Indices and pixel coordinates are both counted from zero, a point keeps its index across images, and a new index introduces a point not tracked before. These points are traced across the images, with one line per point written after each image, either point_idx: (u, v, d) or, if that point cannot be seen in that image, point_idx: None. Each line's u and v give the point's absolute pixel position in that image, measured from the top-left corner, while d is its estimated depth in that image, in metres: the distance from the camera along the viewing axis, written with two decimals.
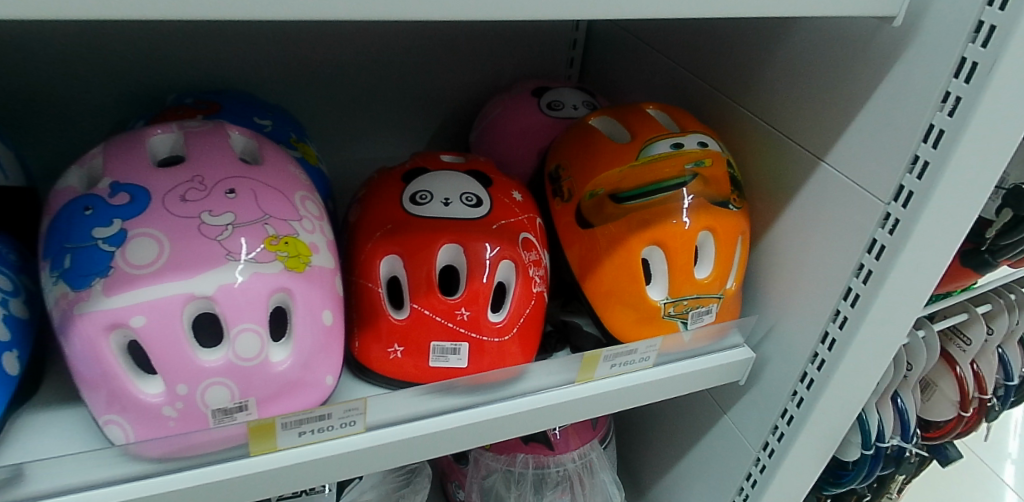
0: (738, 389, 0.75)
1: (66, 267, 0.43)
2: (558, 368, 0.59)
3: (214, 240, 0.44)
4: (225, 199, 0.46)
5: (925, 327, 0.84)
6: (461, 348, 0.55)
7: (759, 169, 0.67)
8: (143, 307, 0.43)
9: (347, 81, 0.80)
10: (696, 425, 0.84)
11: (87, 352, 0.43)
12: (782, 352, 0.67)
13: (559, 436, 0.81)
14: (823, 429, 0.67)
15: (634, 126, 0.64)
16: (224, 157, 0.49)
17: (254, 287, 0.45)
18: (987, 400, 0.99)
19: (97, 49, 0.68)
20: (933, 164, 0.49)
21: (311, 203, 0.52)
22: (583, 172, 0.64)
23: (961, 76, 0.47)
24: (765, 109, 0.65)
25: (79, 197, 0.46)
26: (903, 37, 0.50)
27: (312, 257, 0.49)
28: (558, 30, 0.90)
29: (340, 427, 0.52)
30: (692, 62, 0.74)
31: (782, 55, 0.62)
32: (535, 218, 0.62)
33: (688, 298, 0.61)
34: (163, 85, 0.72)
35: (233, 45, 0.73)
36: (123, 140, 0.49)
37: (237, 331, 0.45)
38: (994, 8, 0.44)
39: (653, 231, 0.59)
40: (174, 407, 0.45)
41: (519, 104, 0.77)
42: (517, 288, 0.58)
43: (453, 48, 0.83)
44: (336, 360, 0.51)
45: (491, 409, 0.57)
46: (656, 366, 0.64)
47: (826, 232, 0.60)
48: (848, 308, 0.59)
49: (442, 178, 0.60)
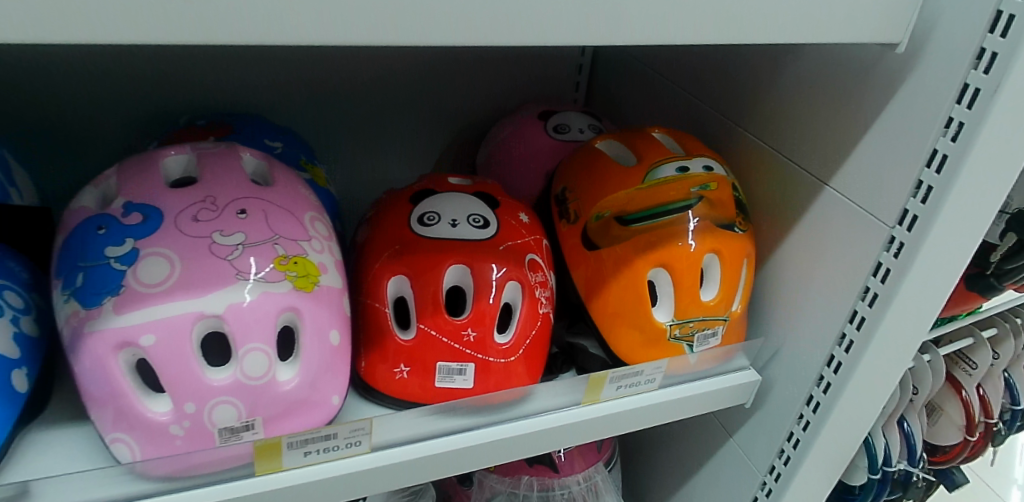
0: (743, 411, 0.75)
1: (78, 285, 0.44)
2: (564, 389, 0.59)
3: (224, 260, 0.45)
4: (236, 219, 0.47)
5: (931, 351, 0.83)
6: (467, 369, 0.55)
7: (764, 192, 0.68)
8: (152, 326, 0.43)
9: (356, 102, 0.81)
10: (701, 448, 0.84)
11: (97, 370, 0.43)
12: (789, 374, 0.67)
13: (564, 458, 0.80)
14: (830, 453, 0.67)
15: (640, 149, 0.65)
16: (236, 178, 0.50)
17: (264, 306, 0.45)
18: (993, 424, 0.98)
19: (113, 72, 0.69)
20: (936, 189, 0.50)
21: (320, 223, 0.52)
22: (589, 194, 0.65)
23: (963, 102, 0.47)
24: (770, 132, 0.66)
25: (93, 216, 0.47)
26: (906, 64, 0.51)
27: (320, 277, 0.49)
28: (564, 54, 0.91)
29: (345, 447, 0.51)
30: (697, 86, 0.75)
31: (786, 80, 0.63)
32: (541, 240, 0.62)
33: (694, 320, 0.61)
34: (175, 107, 0.74)
35: (244, 69, 0.74)
36: (137, 161, 0.50)
37: (245, 351, 0.45)
38: (995, 36, 0.45)
39: (658, 253, 0.59)
40: (182, 425, 0.45)
41: (526, 127, 0.78)
42: (522, 308, 0.58)
43: (460, 72, 0.84)
44: (342, 380, 0.51)
45: (497, 430, 0.57)
46: (662, 389, 0.64)
47: (833, 255, 0.60)
48: (854, 332, 0.59)
49: (449, 199, 0.61)
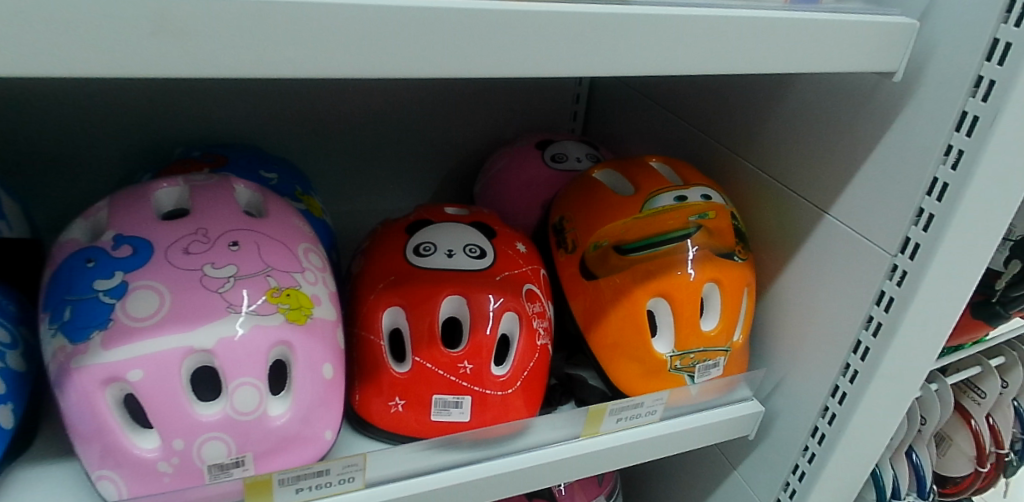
0: (747, 443, 0.73)
1: (65, 319, 0.43)
2: (564, 421, 0.58)
3: (215, 293, 0.44)
4: (228, 251, 0.46)
5: (938, 380, 0.82)
6: (464, 402, 0.54)
7: (764, 221, 0.67)
8: (141, 361, 0.42)
9: (353, 133, 0.81)
10: (705, 480, 0.82)
11: (83, 406, 0.42)
12: (792, 405, 0.66)
13: (564, 492, 0.79)
14: (836, 485, 0.65)
15: (638, 179, 0.65)
16: (229, 209, 0.50)
17: (255, 339, 0.44)
18: (1004, 455, 0.96)
19: (108, 105, 0.70)
20: (938, 217, 0.49)
21: (314, 255, 0.52)
22: (587, 223, 0.65)
23: (962, 130, 0.47)
24: (767, 161, 0.65)
25: (82, 249, 0.46)
26: (903, 93, 0.51)
27: (314, 309, 0.48)
28: (562, 85, 0.92)
29: (338, 484, 0.50)
30: (694, 115, 0.75)
31: (784, 109, 0.63)
32: (539, 269, 0.62)
33: (695, 351, 0.60)
34: (171, 139, 0.74)
35: (242, 101, 0.75)
36: (129, 193, 0.50)
37: (235, 385, 0.44)
38: (993, 64, 0.45)
39: (658, 283, 0.59)
40: (170, 462, 0.44)
41: (523, 157, 0.78)
42: (520, 340, 0.57)
43: (457, 102, 0.85)
44: (336, 414, 0.50)
45: (494, 465, 0.56)
46: (663, 421, 0.62)
47: (835, 285, 0.59)
48: (858, 362, 0.58)
49: (446, 230, 0.60)
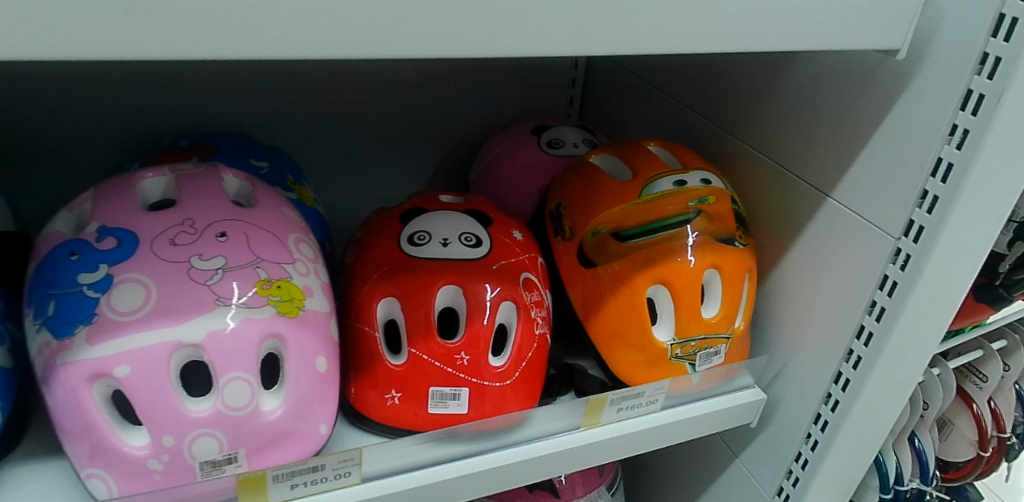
0: (748, 432, 0.72)
1: (49, 314, 0.42)
2: (564, 412, 0.57)
3: (203, 285, 0.43)
4: (216, 242, 0.45)
5: (940, 365, 0.81)
6: (461, 394, 0.53)
7: (764, 205, 0.66)
8: (129, 356, 0.41)
9: (346, 120, 0.80)
10: (707, 469, 0.81)
11: (70, 403, 0.41)
12: (795, 393, 0.65)
13: (565, 483, 0.78)
14: (838, 472, 0.64)
15: (636, 163, 0.63)
16: (216, 199, 0.48)
17: (245, 333, 0.43)
18: (1005, 438, 0.96)
19: (93, 91, 0.68)
20: (943, 199, 0.48)
21: (305, 245, 0.50)
22: (585, 210, 0.63)
23: (968, 109, 0.46)
24: (767, 143, 0.64)
25: (66, 241, 0.45)
26: (906, 71, 0.50)
27: (306, 301, 0.47)
28: (558, 68, 0.91)
29: (334, 479, 0.49)
30: (691, 96, 0.74)
31: (783, 88, 0.61)
32: (536, 258, 0.60)
33: (696, 339, 0.59)
34: (160, 128, 0.72)
35: (232, 87, 0.73)
36: (113, 184, 0.48)
37: (226, 380, 0.43)
38: (999, 39, 0.44)
39: (657, 269, 0.58)
40: (160, 459, 0.43)
41: (519, 143, 0.76)
42: (518, 330, 0.56)
43: (451, 87, 0.83)
44: (332, 408, 0.49)
45: (494, 457, 0.55)
46: (664, 410, 0.61)
47: (838, 270, 0.58)
48: (861, 348, 0.57)
49: (440, 218, 0.59)
